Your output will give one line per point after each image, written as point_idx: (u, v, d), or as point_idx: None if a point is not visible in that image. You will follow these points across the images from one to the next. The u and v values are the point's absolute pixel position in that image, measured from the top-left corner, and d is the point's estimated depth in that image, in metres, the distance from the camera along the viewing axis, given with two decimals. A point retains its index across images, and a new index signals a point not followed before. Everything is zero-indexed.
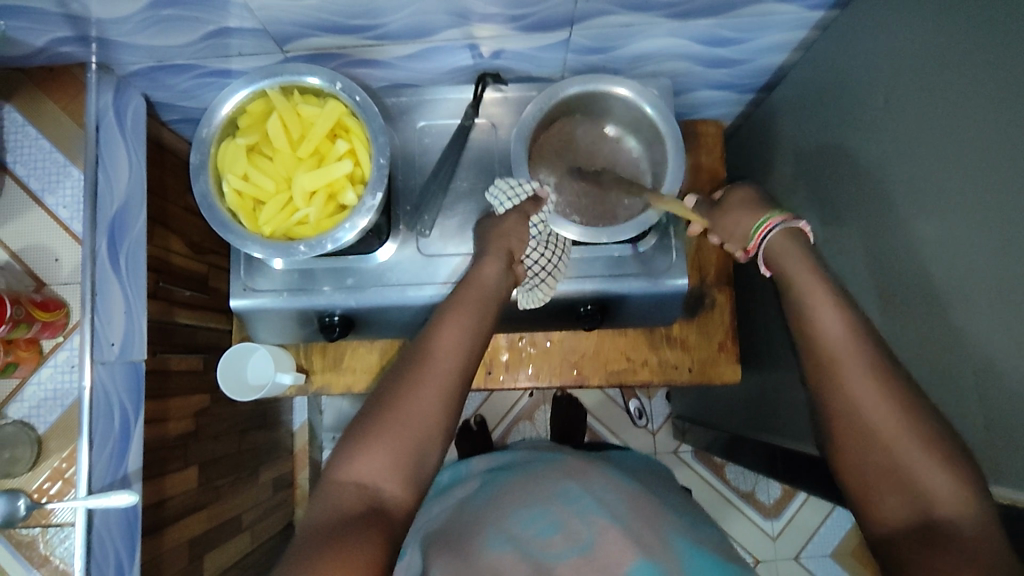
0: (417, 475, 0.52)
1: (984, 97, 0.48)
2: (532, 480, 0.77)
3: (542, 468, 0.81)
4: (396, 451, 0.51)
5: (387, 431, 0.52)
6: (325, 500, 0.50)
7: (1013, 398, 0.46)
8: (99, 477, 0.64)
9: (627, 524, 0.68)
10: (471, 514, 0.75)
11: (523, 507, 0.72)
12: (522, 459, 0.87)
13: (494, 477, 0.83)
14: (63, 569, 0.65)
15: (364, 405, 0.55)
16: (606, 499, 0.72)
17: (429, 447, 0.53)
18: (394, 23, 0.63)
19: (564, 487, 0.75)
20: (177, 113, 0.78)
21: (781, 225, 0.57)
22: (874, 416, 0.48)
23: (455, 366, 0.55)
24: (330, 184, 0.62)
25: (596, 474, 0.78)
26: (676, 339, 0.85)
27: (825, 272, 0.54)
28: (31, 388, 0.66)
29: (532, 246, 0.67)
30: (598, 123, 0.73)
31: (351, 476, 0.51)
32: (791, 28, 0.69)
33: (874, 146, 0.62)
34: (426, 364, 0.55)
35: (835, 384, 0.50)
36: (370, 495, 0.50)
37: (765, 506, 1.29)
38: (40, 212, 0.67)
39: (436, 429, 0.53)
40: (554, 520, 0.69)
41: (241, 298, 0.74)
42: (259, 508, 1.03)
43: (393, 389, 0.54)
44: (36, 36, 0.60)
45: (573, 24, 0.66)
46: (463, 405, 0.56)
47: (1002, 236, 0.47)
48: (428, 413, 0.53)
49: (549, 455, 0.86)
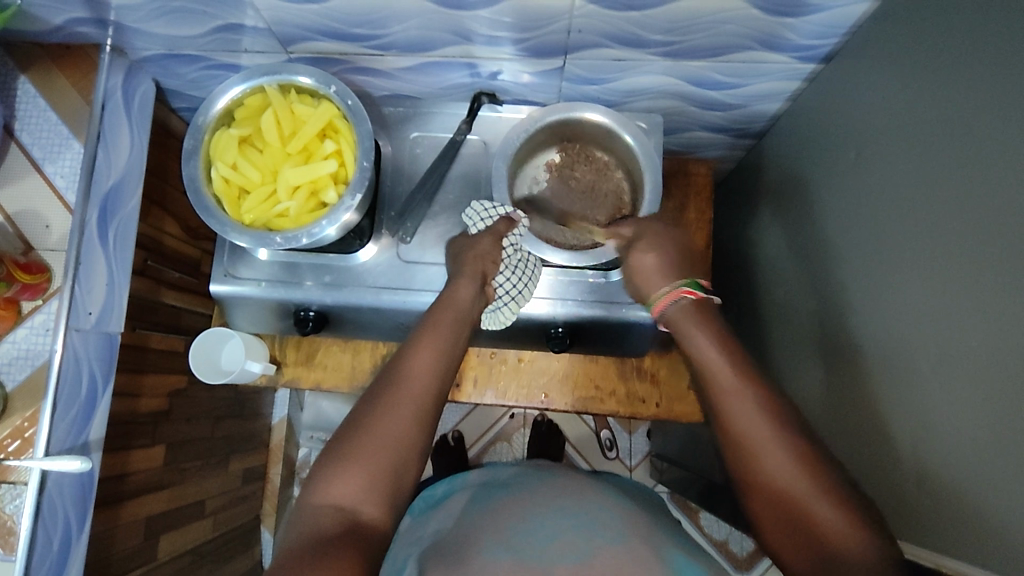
0: (394, 495, 0.52)
1: (949, 157, 0.49)
2: (524, 497, 0.69)
3: (535, 485, 0.72)
4: (372, 473, 0.51)
5: (363, 452, 0.52)
6: (303, 526, 0.49)
7: (963, 453, 0.46)
8: (59, 440, 0.66)
9: (627, 544, 0.59)
10: (460, 532, 0.65)
11: (517, 524, 0.63)
12: (515, 475, 0.76)
13: (490, 493, 0.73)
14: (10, 527, 0.66)
15: (338, 430, 0.54)
16: (599, 516, 0.63)
17: (406, 469, 0.53)
18: (396, 35, 0.65)
19: (560, 505, 0.66)
20: (186, 101, 0.82)
21: (672, 302, 0.61)
22: (760, 440, 0.51)
23: (431, 388, 0.56)
24: (314, 181, 0.64)
25: (594, 493, 0.69)
26: (647, 372, 0.85)
27: (714, 319, 0.59)
28: (6, 345, 0.68)
29: (502, 270, 0.68)
30: (586, 152, 0.75)
31: (329, 499, 0.50)
32: (783, 78, 0.71)
33: (849, 197, 0.63)
34: (402, 388, 0.55)
35: (722, 405, 0.54)
36: (349, 519, 0.49)
37: (739, 558, 1.27)
38: (38, 178, 0.70)
39: (412, 450, 0.53)
40: (549, 534, 0.61)
41: (221, 283, 0.76)
42: (225, 496, 1.04)
43: (371, 415, 0.54)
44: (55, 15, 0.64)
45: (568, 53, 0.68)
46: (436, 429, 0.56)
47: (961, 295, 0.47)
48: (403, 431, 0.53)
49: (543, 472, 0.76)
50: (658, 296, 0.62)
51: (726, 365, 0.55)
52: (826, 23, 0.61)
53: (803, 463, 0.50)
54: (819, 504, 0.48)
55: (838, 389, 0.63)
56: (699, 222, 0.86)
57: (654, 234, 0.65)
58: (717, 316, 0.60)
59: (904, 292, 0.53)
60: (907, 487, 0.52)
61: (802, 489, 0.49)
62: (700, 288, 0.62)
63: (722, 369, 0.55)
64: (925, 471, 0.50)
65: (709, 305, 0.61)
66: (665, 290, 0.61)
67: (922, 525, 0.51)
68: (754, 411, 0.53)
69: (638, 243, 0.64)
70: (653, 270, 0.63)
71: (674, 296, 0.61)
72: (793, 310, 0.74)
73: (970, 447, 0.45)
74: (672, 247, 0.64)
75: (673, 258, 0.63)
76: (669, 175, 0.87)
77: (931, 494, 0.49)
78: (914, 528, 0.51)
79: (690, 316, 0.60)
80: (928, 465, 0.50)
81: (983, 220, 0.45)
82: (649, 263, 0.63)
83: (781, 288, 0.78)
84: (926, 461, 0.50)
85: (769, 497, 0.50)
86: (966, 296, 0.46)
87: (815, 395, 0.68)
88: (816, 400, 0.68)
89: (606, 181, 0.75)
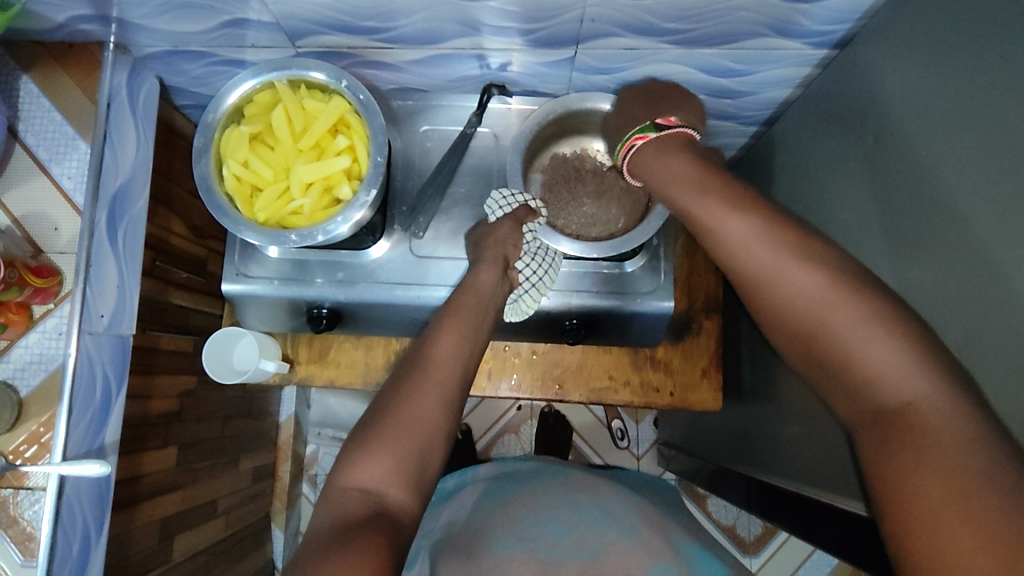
0: (420, 481, 0.51)
1: (968, 141, 0.49)
2: (539, 490, 0.68)
3: (548, 480, 0.71)
4: (397, 455, 0.50)
5: (389, 435, 0.51)
6: (329, 508, 0.49)
7: None
8: (76, 444, 0.65)
9: (641, 538, 0.59)
10: (473, 523, 0.65)
11: (528, 517, 0.63)
12: (529, 469, 0.76)
13: (503, 485, 0.73)
14: (29, 533, 0.66)
15: (362, 417, 0.54)
16: (614, 511, 0.63)
17: (430, 453, 0.52)
18: (405, 27, 0.64)
19: (573, 499, 0.65)
20: (190, 98, 0.81)
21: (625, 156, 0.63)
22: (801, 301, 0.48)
23: (455, 373, 0.56)
24: (327, 177, 0.63)
25: (608, 488, 0.69)
26: (661, 361, 0.85)
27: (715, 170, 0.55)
28: (18, 350, 0.67)
29: (523, 257, 0.68)
30: (575, 142, 0.75)
31: (354, 482, 0.49)
32: (794, 64, 0.71)
33: (864, 182, 0.63)
34: (426, 371, 0.55)
35: (750, 267, 0.51)
36: (374, 501, 0.48)
37: (745, 541, 1.28)
38: (45, 180, 0.69)
39: (437, 435, 0.53)
40: (561, 527, 0.61)
41: (234, 282, 0.75)
42: (236, 495, 1.03)
43: (393, 400, 0.53)
44: (58, 13, 0.63)
45: (579, 42, 0.67)
46: (460, 415, 0.55)
47: (981, 280, 0.47)
48: (427, 417, 0.53)
49: (556, 467, 0.76)
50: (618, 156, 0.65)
51: (737, 217, 0.51)
52: (841, 9, 0.60)
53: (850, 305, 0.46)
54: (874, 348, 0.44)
55: None
56: None
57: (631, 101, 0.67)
58: (682, 145, 0.59)
59: (923, 277, 0.53)
60: None
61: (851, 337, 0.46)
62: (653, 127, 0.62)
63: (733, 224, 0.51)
64: None
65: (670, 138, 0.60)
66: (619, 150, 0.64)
67: None
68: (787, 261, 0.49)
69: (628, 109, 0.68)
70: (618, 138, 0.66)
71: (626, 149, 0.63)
72: None
73: None
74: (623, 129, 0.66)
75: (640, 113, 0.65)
76: None
77: None
78: None
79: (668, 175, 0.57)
80: None
81: (1004, 202, 0.45)
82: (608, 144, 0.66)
83: None
84: None
85: (825, 355, 0.47)
86: (988, 281, 0.46)
87: None
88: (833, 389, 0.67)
89: (592, 165, 0.75)
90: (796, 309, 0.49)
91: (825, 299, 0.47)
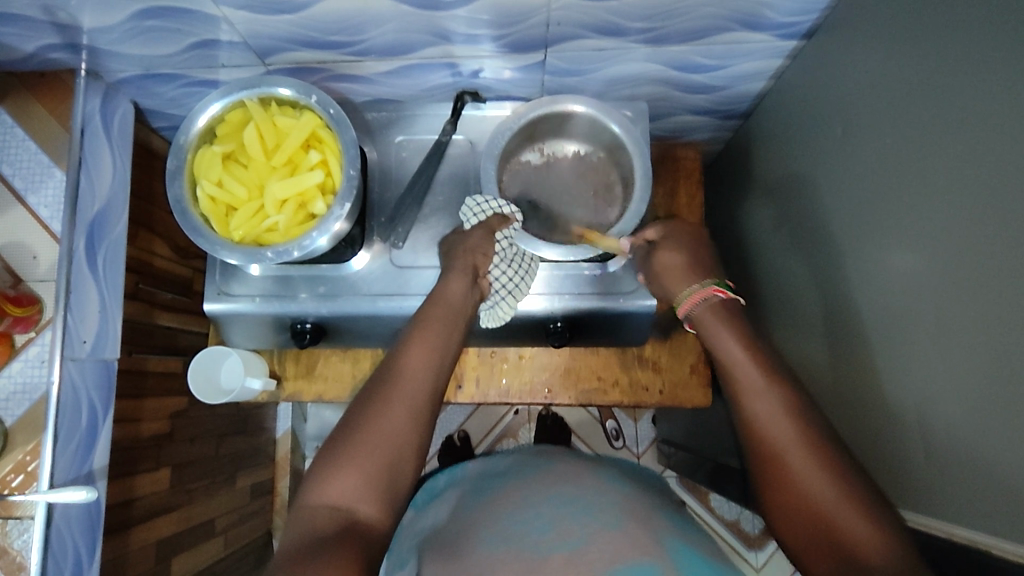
0: (391, 494, 0.51)
1: (936, 127, 0.49)
2: (525, 486, 0.67)
3: (535, 473, 0.70)
4: (366, 471, 0.50)
5: (358, 451, 0.51)
6: (298, 525, 0.49)
7: (953, 426, 0.47)
8: (62, 472, 0.66)
9: (627, 531, 0.58)
10: (458, 524, 0.65)
11: (513, 513, 0.62)
12: (516, 463, 0.75)
13: (487, 483, 0.72)
14: (20, 561, 0.66)
15: (333, 432, 0.54)
16: (597, 503, 0.62)
17: (402, 464, 0.52)
18: (375, 39, 0.65)
19: (556, 492, 0.64)
20: (166, 120, 0.81)
21: (702, 300, 0.61)
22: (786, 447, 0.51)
23: (425, 385, 0.56)
24: (301, 193, 0.63)
25: (592, 478, 0.67)
26: (649, 360, 0.85)
27: (736, 316, 0.60)
28: (2, 380, 0.67)
29: (496, 262, 0.67)
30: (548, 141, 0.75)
31: (324, 499, 0.49)
32: (765, 57, 0.71)
33: (838, 172, 0.63)
34: (396, 385, 0.55)
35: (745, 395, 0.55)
36: (345, 516, 0.48)
37: (750, 536, 1.27)
38: (22, 211, 0.70)
39: (410, 446, 0.53)
40: (544, 523, 0.59)
41: (215, 302, 0.75)
42: (234, 513, 1.03)
43: (361, 416, 0.53)
44: (27, 43, 0.63)
45: (548, 46, 0.67)
46: (433, 425, 0.55)
47: (952, 268, 0.46)
48: (397, 429, 0.53)
49: (544, 459, 0.75)
50: (688, 292, 0.62)
51: (747, 362, 0.56)
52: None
53: (822, 463, 0.50)
54: (843, 509, 0.47)
55: (841, 362, 0.63)
56: (690, 207, 0.87)
57: (679, 236, 0.66)
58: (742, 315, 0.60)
59: (896, 265, 0.53)
60: (912, 458, 0.52)
61: (820, 488, 0.49)
62: (727, 287, 0.62)
63: (745, 368, 0.55)
64: (932, 446, 0.49)
65: (735, 304, 0.61)
66: (695, 287, 0.61)
67: (933, 495, 0.50)
68: (778, 412, 0.53)
69: (663, 243, 0.66)
70: (678, 268, 0.64)
71: (703, 294, 0.61)
72: (791, 288, 0.73)
73: (976, 415, 0.45)
74: (693, 246, 0.65)
75: (700, 258, 0.65)
76: (658, 162, 0.89)
77: (937, 465, 0.49)
78: (924, 498, 0.51)
79: (704, 314, 0.60)
80: (935, 434, 0.49)
81: (974, 187, 0.45)
82: (676, 260, 0.64)
83: (777, 265, 0.77)
84: (936, 438, 0.49)
85: (797, 504, 0.50)
86: (961, 266, 0.46)
87: (820, 369, 0.67)
88: (822, 378, 0.66)
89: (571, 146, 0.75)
90: (780, 453, 0.51)
91: (808, 456, 0.50)
